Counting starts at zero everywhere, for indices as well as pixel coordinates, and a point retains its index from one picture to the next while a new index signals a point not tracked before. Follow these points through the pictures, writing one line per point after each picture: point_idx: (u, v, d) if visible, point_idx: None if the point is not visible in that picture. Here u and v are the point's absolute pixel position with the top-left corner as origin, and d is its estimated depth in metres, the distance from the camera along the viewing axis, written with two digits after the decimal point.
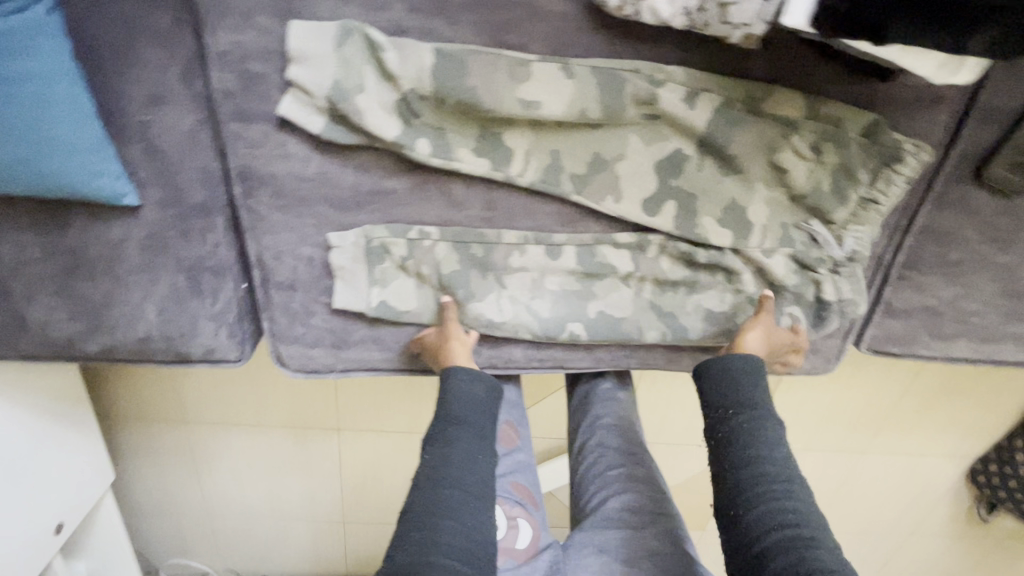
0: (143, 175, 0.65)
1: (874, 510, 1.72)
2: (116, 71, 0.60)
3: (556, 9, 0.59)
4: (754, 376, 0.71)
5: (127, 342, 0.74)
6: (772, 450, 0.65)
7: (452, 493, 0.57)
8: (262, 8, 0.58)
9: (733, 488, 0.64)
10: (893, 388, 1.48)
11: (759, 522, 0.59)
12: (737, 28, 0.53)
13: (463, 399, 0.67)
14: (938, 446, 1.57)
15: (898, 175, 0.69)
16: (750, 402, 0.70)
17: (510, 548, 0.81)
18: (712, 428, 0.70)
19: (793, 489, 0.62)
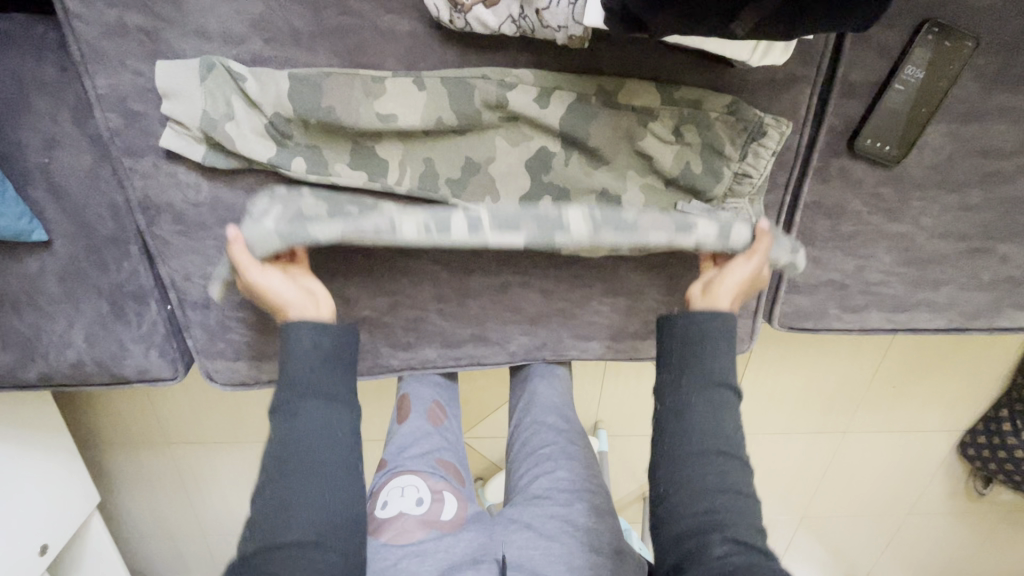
0: (51, 212, 0.71)
1: (864, 490, 1.69)
2: (13, 120, 0.66)
3: (402, 28, 0.63)
4: (707, 340, 0.67)
5: (62, 366, 0.81)
6: (715, 424, 0.63)
7: (297, 501, 0.57)
8: (132, 52, 0.63)
9: (665, 465, 0.63)
10: (861, 365, 1.46)
11: (686, 505, 0.60)
12: (557, 30, 0.56)
13: (309, 356, 0.64)
14: (922, 422, 1.55)
15: (765, 149, 0.70)
16: (700, 371, 0.66)
17: (435, 519, 0.81)
18: (662, 392, 0.67)
19: (724, 467, 0.61)
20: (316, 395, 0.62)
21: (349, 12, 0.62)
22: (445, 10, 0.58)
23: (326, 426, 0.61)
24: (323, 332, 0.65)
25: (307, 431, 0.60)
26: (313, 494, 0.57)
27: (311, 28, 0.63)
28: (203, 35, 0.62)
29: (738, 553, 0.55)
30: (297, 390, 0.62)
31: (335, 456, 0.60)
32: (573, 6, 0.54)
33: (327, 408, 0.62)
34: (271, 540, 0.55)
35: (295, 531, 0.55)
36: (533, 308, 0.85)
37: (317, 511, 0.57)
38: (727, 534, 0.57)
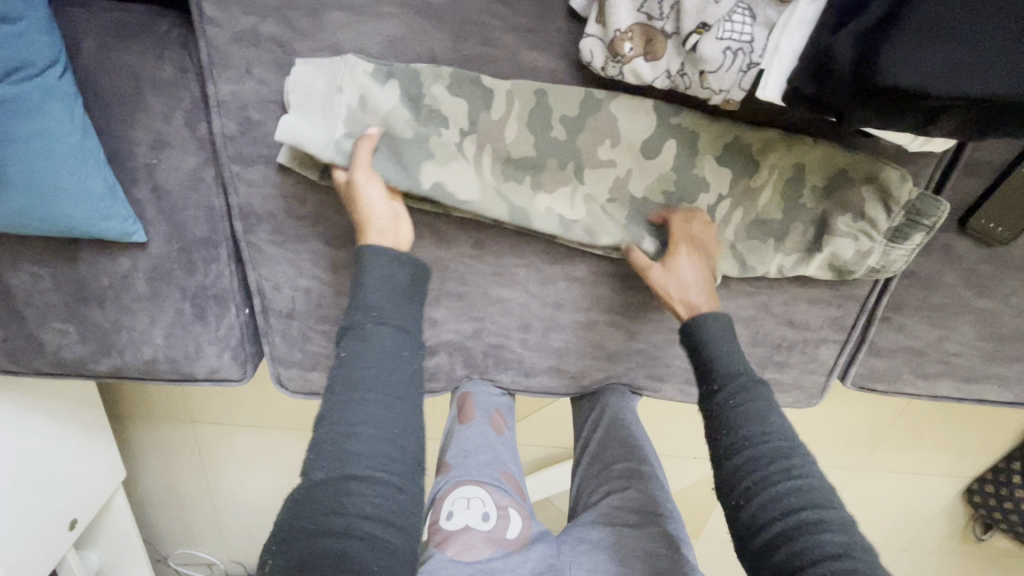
0: (148, 213, 0.68)
1: (867, 526, 1.68)
2: (125, 117, 0.63)
3: (543, 65, 0.61)
4: (721, 341, 0.65)
5: (135, 363, 0.78)
6: (762, 422, 0.60)
7: (361, 430, 0.53)
8: (261, 61, 0.60)
9: (728, 476, 0.59)
10: (885, 412, 1.45)
11: (761, 513, 0.55)
12: (717, 93, 0.54)
13: (388, 285, 0.60)
14: (936, 465, 1.53)
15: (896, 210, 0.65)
16: (729, 372, 0.63)
17: (500, 538, 0.81)
18: (704, 400, 0.64)
19: (792, 459, 0.57)
20: (389, 321, 0.59)
21: (491, 43, 0.60)
22: (600, 58, 0.56)
23: (399, 352, 0.58)
24: (396, 262, 0.61)
25: (375, 360, 0.56)
26: (384, 430, 0.53)
27: (449, 55, 0.60)
28: (338, 51, 0.60)
29: (831, 553, 0.50)
30: (369, 314, 0.58)
31: (401, 387, 0.56)
32: (742, 72, 0.52)
33: (398, 337, 0.59)
34: (337, 471, 0.51)
35: (364, 462, 0.52)
36: (615, 346, 0.84)
37: (384, 440, 0.53)
38: (822, 535, 0.51)
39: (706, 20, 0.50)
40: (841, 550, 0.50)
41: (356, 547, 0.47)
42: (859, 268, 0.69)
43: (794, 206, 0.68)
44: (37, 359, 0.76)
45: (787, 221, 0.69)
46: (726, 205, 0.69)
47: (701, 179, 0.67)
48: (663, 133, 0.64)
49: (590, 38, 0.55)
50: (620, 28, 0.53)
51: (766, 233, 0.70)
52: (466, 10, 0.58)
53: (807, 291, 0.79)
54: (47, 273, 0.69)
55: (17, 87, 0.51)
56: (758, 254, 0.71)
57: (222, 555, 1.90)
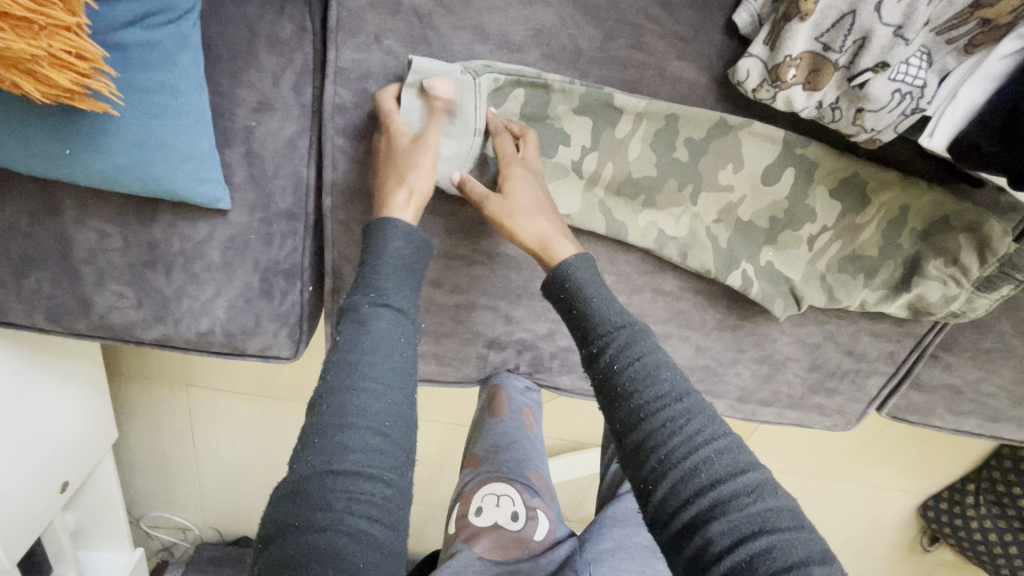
0: (238, 179, 0.62)
1: (828, 536, 1.69)
2: (232, 73, 0.57)
3: (686, 76, 0.59)
4: (597, 290, 0.56)
5: (188, 335, 0.72)
6: (651, 388, 0.51)
7: (356, 422, 0.47)
8: (395, 32, 0.56)
9: (634, 457, 0.51)
10: (869, 432, 1.41)
11: (671, 498, 0.47)
12: (868, 131, 0.54)
13: (391, 265, 0.55)
14: (901, 482, 1.52)
15: (990, 260, 0.64)
16: (614, 326, 0.54)
17: (529, 539, 0.76)
18: (593, 367, 0.55)
19: (699, 424, 0.49)
20: (389, 303, 0.53)
21: (639, 47, 0.58)
22: (756, 78, 0.55)
23: (397, 338, 0.52)
24: (400, 233, 0.56)
25: (374, 347, 0.50)
26: (377, 423, 0.47)
27: (594, 53, 0.58)
28: (480, 33, 0.56)
29: (752, 530, 0.43)
30: (367, 294, 0.53)
31: (403, 378, 0.51)
32: (902, 116, 0.52)
33: (397, 322, 0.53)
34: (319, 466, 0.45)
35: (354, 457, 0.46)
36: (681, 360, 0.84)
37: (375, 432, 0.47)
38: (732, 515, 0.44)
39: (889, 59, 0.49)
40: (760, 524, 0.44)
41: (346, 545, 0.42)
42: (940, 311, 0.69)
43: (887, 243, 0.68)
44: (81, 322, 0.69)
45: (881, 257, 0.69)
46: (826, 239, 0.69)
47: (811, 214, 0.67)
48: (785, 165, 0.64)
49: (752, 58, 0.54)
50: (792, 54, 0.51)
51: (858, 268, 0.69)
52: (623, 13, 0.57)
53: (873, 324, 0.82)
54: (115, 230, 0.64)
55: (147, 32, 0.48)
56: (845, 287, 0.70)
57: (199, 520, 1.84)
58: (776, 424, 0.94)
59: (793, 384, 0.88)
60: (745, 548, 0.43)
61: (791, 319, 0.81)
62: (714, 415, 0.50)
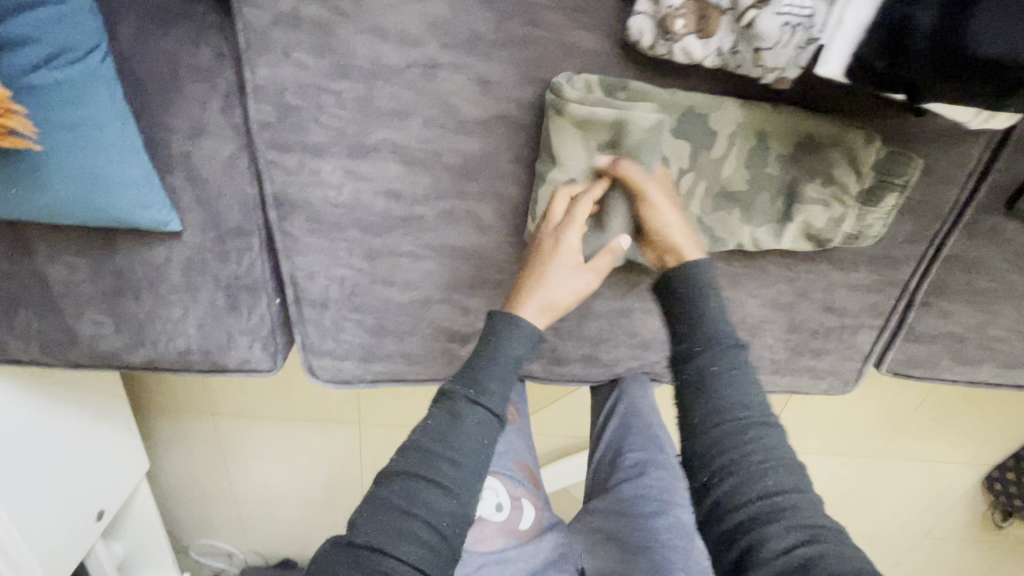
0: (185, 203, 0.67)
1: (881, 519, 1.57)
2: (161, 104, 0.62)
3: (589, 45, 0.60)
4: (716, 316, 0.63)
5: (169, 354, 0.78)
6: (733, 398, 0.58)
7: (416, 514, 0.52)
8: (300, 44, 0.59)
9: (702, 453, 0.57)
10: (904, 399, 1.33)
11: (733, 495, 0.54)
12: (771, 71, 0.53)
13: (501, 367, 0.61)
14: (956, 454, 1.42)
15: (892, 186, 0.63)
16: (713, 338, 0.61)
17: (514, 528, 0.80)
18: (677, 371, 0.63)
19: (767, 438, 0.56)
20: (480, 400, 0.59)
21: (535, 24, 0.58)
22: (650, 35, 0.55)
23: (485, 444, 0.58)
24: (523, 342, 0.62)
25: (466, 446, 0.56)
26: (436, 521, 0.53)
27: (493, 36, 0.59)
28: (379, 33, 0.58)
29: (806, 538, 0.49)
30: (468, 389, 0.59)
31: (472, 473, 0.56)
32: (799, 49, 0.51)
33: (489, 425, 0.58)
34: (379, 540, 0.51)
35: (404, 546, 0.51)
36: (650, 334, 0.83)
37: (434, 532, 0.52)
38: (785, 525, 0.50)
39: None
40: (812, 536, 0.49)
41: None
42: (837, 237, 0.67)
43: (838, 190, 0.64)
44: (72, 352, 0.76)
45: (776, 191, 0.66)
46: (757, 195, 0.66)
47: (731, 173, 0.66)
48: (704, 120, 0.62)
49: (640, 16, 0.54)
50: (674, 5, 0.52)
51: (753, 205, 0.67)
52: None
53: (850, 276, 0.78)
54: (86, 263, 0.70)
55: (62, 72, 0.53)
56: (727, 226, 0.68)
57: (243, 545, 1.92)
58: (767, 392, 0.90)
59: (775, 348, 0.85)
60: (799, 552, 0.48)
61: (756, 280, 0.78)
62: (777, 431, 0.57)
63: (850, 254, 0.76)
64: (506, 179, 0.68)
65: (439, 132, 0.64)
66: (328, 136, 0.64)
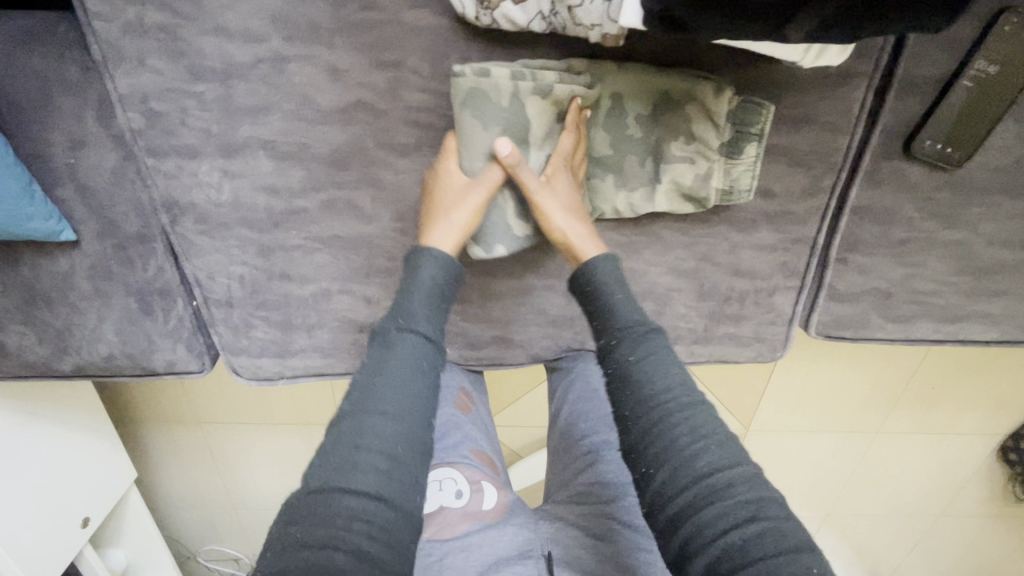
0: (78, 213, 0.71)
1: (886, 497, 1.49)
2: (38, 120, 0.65)
3: (427, 23, 0.60)
4: (614, 289, 0.64)
5: (94, 360, 0.82)
6: (657, 379, 0.58)
7: (366, 443, 0.52)
8: (152, 51, 0.61)
9: (637, 443, 0.57)
10: (882, 368, 1.27)
11: (671, 482, 0.53)
12: (590, 29, 0.52)
13: (423, 292, 0.60)
14: (961, 423, 1.34)
15: (749, 137, 0.64)
16: (631, 325, 0.62)
17: (476, 512, 0.77)
18: (607, 360, 0.63)
19: (694, 416, 0.55)
20: (413, 329, 0.58)
21: (369, 8, 0.59)
22: (472, 7, 0.55)
23: (421, 365, 0.57)
24: (440, 268, 0.62)
25: (398, 369, 0.56)
26: (388, 448, 0.52)
27: (332, 24, 0.60)
28: (222, 32, 0.60)
29: (750, 517, 0.49)
30: (396, 322, 0.59)
31: (415, 402, 0.55)
32: (606, 2, 0.50)
33: (423, 348, 0.58)
34: (335, 480, 0.50)
35: (359, 478, 0.50)
36: (557, 311, 0.83)
37: (384, 455, 0.52)
38: (723, 505, 0.50)
39: None
40: (755, 513, 0.49)
41: (342, 561, 0.46)
42: (712, 195, 0.67)
43: (700, 146, 0.65)
44: (4, 364, 0.81)
45: (644, 153, 0.67)
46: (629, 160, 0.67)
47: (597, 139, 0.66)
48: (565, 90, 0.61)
49: None
50: None
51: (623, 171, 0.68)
52: None
53: (752, 236, 0.76)
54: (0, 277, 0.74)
55: None
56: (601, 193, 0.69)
57: (248, 550, 1.96)
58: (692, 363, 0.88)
59: (690, 318, 0.83)
60: (737, 532, 0.48)
61: (654, 248, 0.76)
62: (707, 410, 0.56)
63: (745, 213, 0.74)
64: (376, 165, 0.69)
65: (300, 124, 0.66)
66: (197, 138, 0.67)
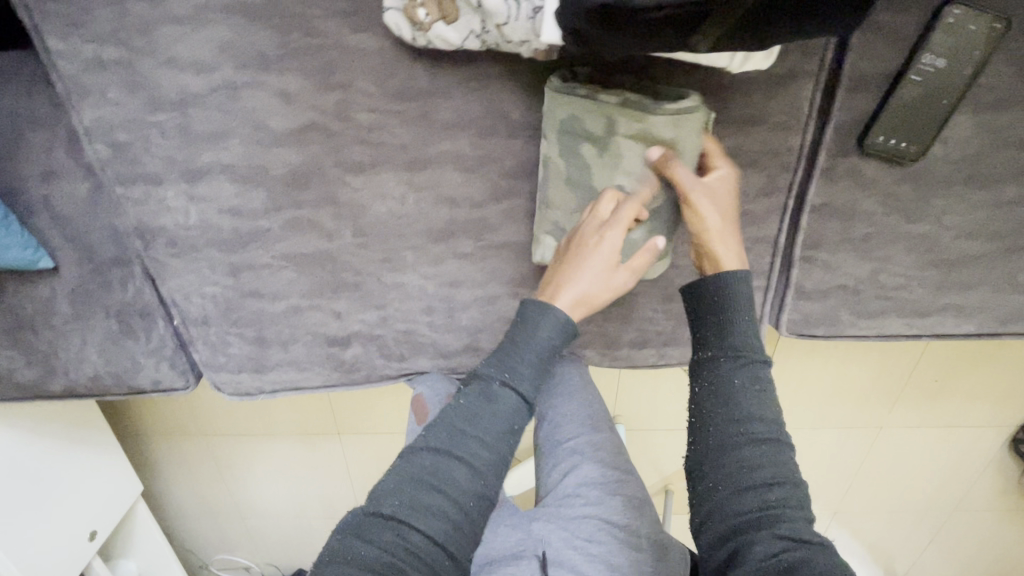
0: (55, 241, 0.74)
1: (893, 494, 1.45)
2: (13, 155, 0.69)
3: (371, 45, 0.62)
4: (736, 307, 0.63)
5: (82, 381, 0.85)
6: (748, 404, 0.58)
7: (445, 484, 0.55)
8: (111, 84, 0.64)
9: (705, 452, 0.59)
10: (877, 363, 1.23)
11: (733, 497, 0.55)
12: (520, 44, 0.53)
13: (536, 350, 0.62)
14: (966, 417, 1.30)
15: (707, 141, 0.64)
16: (740, 343, 0.62)
17: None
18: (694, 367, 0.64)
19: (776, 444, 0.57)
20: (513, 387, 0.60)
21: (312, 33, 0.61)
22: (406, 29, 0.56)
23: (510, 424, 0.60)
24: (557, 328, 0.63)
25: (487, 425, 0.59)
26: (465, 495, 0.56)
27: (279, 51, 0.62)
28: (175, 64, 0.63)
29: (799, 547, 0.51)
30: (501, 374, 0.61)
31: (498, 462, 0.58)
32: (533, 19, 0.51)
33: (517, 412, 0.60)
34: (404, 510, 0.54)
35: (426, 515, 0.54)
36: None
37: (456, 503, 0.55)
38: (777, 532, 0.52)
39: None
40: (806, 545, 0.51)
41: None
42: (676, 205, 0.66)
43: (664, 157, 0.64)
44: None
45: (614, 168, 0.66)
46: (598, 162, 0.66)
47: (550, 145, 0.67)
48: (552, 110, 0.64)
49: (392, 11, 0.56)
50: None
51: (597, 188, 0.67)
52: (284, 6, 0.60)
53: None
54: None
55: None
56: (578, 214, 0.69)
57: (258, 559, 1.99)
58: (664, 366, 0.88)
59: (657, 320, 0.84)
60: (790, 556, 0.50)
61: None
62: (788, 446, 0.58)
63: None
64: (334, 183, 0.70)
65: (257, 147, 0.68)
66: (161, 165, 0.69)
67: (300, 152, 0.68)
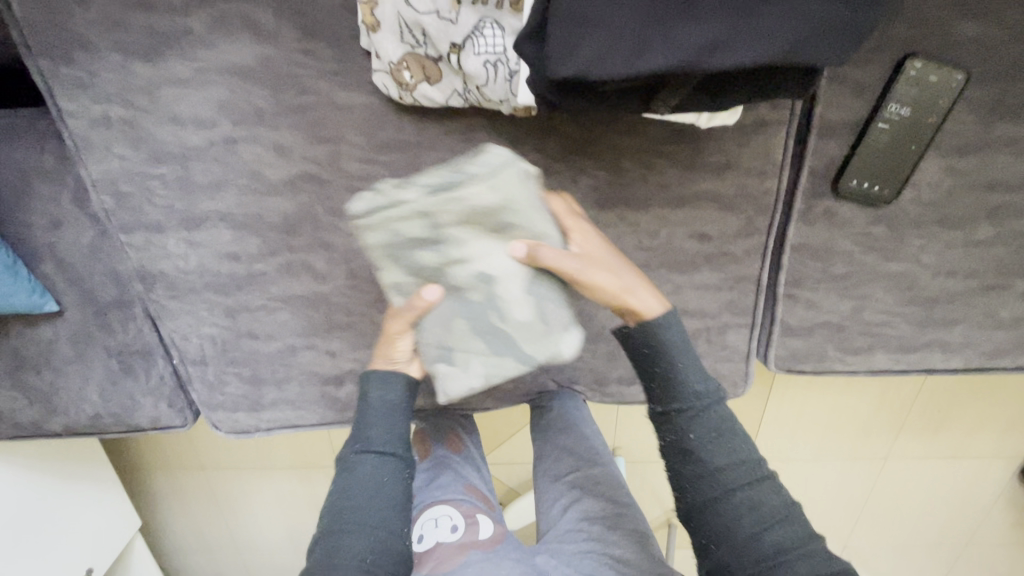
0: (60, 285, 0.77)
1: (903, 530, 1.41)
2: (22, 205, 0.73)
3: (362, 101, 0.66)
4: (680, 358, 0.63)
5: (82, 420, 0.87)
6: (713, 461, 0.60)
7: (343, 562, 0.58)
8: (116, 139, 0.68)
9: (697, 516, 0.61)
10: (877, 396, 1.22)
11: (732, 558, 0.58)
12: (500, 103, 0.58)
13: (381, 413, 0.66)
14: (971, 451, 1.27)
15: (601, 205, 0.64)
16: (694, 395, 0.62)
17: (473, 544, 0.79)
18: (662, 424, 0.64)
19: (755, 498, 0.59)
20: (372, 448, 0.64)
21: (306, 92, 0.65)
22: (394, 88, 0.61)
23: (382, 480, 0.63)
24: (392, 388, 0.67)
25: (365, 492, 0.62)
26: (361, 559, 0.58)
27: (274, 107, 0.66)
28: (177, 120, 0.67)
29: None
30: (355, 446, 0.65)
31: (388, 507, 0.62)
32: (510, 80, 0.56)
33: (384, 464, 0.64)
34: None
35: None
36: None
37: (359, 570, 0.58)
38: None
39: (456, 40, 0.57)
40: None
41: None
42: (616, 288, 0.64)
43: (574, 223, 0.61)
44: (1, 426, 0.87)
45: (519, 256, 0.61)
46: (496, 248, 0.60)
47: (432, 253, 0.60)
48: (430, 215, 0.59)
49: (379, 73, 0.60)
50: (395, 61, 0.59)
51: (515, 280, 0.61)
52: (280, 67, 0.64)
53: (693, 277, 0.77)
54: None
55: None
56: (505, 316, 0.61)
57: None
58: None
59: None
60: None
61: None
62: (770, 484, 0.60)
63: (685, 255, 0.76)
64: (327, 229, 0.73)
65: (253, 196, 0.71)
66: (162, 214, 0.72)
67: (294, 199, 0.71)
